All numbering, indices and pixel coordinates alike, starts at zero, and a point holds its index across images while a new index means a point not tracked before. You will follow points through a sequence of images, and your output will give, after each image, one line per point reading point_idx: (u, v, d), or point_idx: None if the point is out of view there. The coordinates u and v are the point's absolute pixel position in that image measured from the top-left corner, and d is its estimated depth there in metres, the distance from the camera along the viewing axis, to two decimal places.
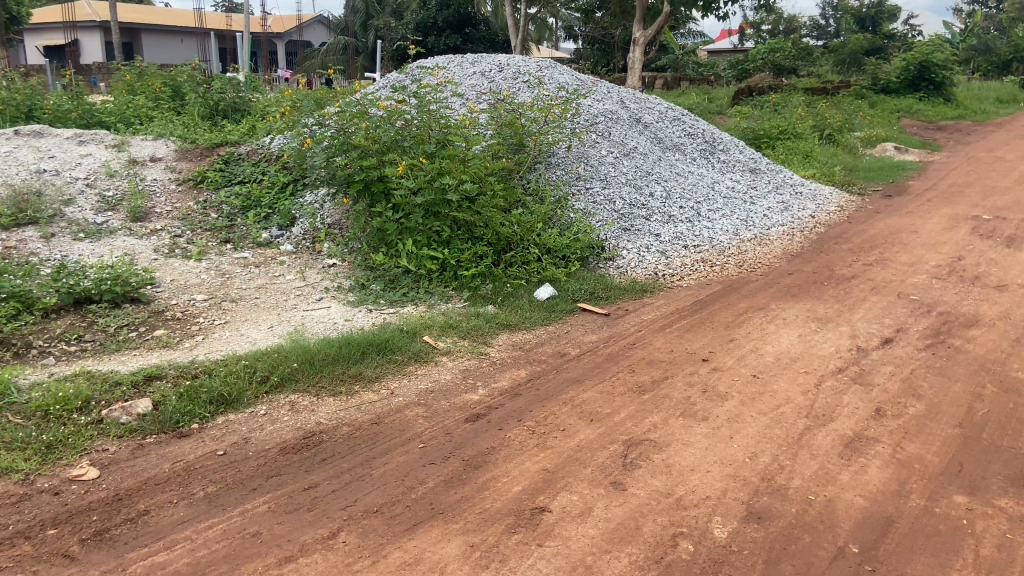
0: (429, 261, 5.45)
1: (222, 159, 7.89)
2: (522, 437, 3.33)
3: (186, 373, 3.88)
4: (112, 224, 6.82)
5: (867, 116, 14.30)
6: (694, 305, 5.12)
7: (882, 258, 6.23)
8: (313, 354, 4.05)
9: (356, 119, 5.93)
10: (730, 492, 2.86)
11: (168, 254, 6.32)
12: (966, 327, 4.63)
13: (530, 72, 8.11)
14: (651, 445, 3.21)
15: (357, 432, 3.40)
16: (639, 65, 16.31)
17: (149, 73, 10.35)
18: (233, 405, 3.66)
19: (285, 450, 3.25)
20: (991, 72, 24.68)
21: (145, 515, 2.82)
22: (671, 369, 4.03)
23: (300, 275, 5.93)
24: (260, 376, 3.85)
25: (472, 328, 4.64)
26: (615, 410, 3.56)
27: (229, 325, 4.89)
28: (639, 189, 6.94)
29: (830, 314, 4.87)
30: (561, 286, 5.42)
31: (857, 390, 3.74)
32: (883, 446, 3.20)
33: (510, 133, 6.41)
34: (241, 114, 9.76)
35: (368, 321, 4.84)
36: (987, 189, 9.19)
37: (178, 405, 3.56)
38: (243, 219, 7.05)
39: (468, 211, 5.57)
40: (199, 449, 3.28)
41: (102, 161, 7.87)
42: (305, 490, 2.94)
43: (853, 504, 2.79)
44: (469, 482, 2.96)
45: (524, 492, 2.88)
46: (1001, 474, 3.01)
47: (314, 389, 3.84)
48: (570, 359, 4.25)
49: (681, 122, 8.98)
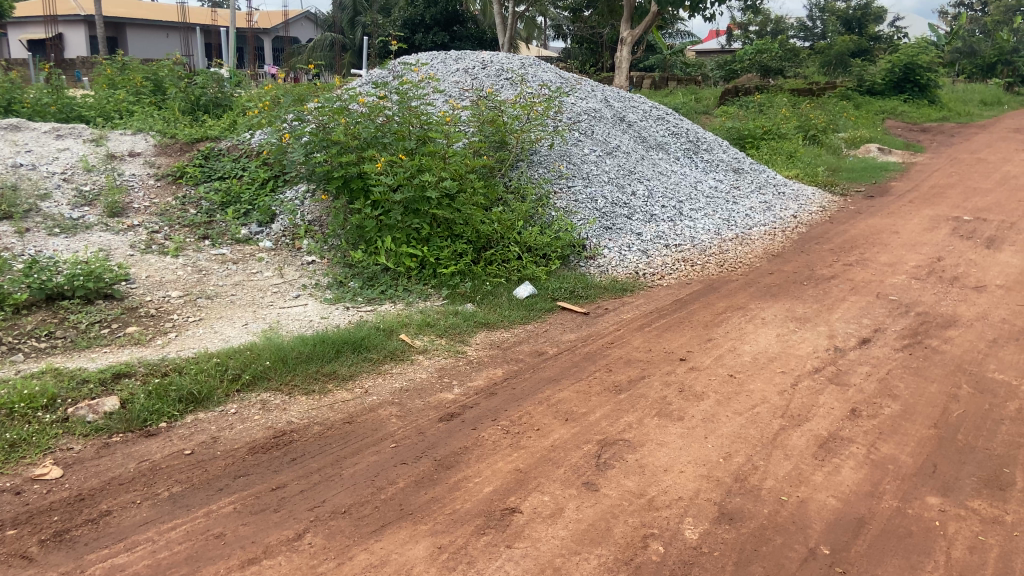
0: (407, 259, 5.39)
1: (201, 155, 7.82)
2: (495, 437, 3.29)
3: (155, 372, 3.80)
4: (89, 219, 6.72)
5: (851, 117, 14.38)
6: (674, 304, 5.10)
7: (862, 258, 6.24)
8: (286, 352, 3.98)
9: (335, 115, 5.87)
10: (702, 492, 2.83)
11: (144, 250, 6.24)
12: (943, 327, 4.64)
13: (513, 69, 8.08)
14: (625, 445, 3.18)
15: (329, 433, 3.35)
16: (625, 65, 16.23)
17: (131, 68, 10.26)
18: (202, 404, 3.60)
19: (254, 449, 3.20)
20: (975, 75, 24.83)
21: (107, 516, 2.76)
22: (648, 369, 4.00)
23: (278, 272, 5.87)
24: (231, 375, 3.78)
25: (449, 327, 4.59)
26: (590, 410, 3.53)
27: (203, 322, 4.81)
28: (622, 188, 6.91)
29: (808, 314, 4.86)
30: (541, 284, 5.37)
31: (833, 391, 3.73)
32: (857, 447, 3.19)
33: (492, 130, 6.37)
34: (223, 110, 9.60)
35: (344, 319, 4.76)
36: (969, 190, 9.25)
37: (146, 404, 3.50)
38: (222, 216, 6.97)
39: (448, 208, 5.51)
40: (167, 449, 3.22)
41: (79, 156, 7.78)
42: (272, 491, 2.88)
43: (826, 505, 2.77)
44: (439, 483, 2.92)
45: (495, 493, 2.84)
46: (974, 476, 3.00)
47: (286, 388, 3.78)
48: (547, 358, 4.22)
49: (665, 121, 8.96)
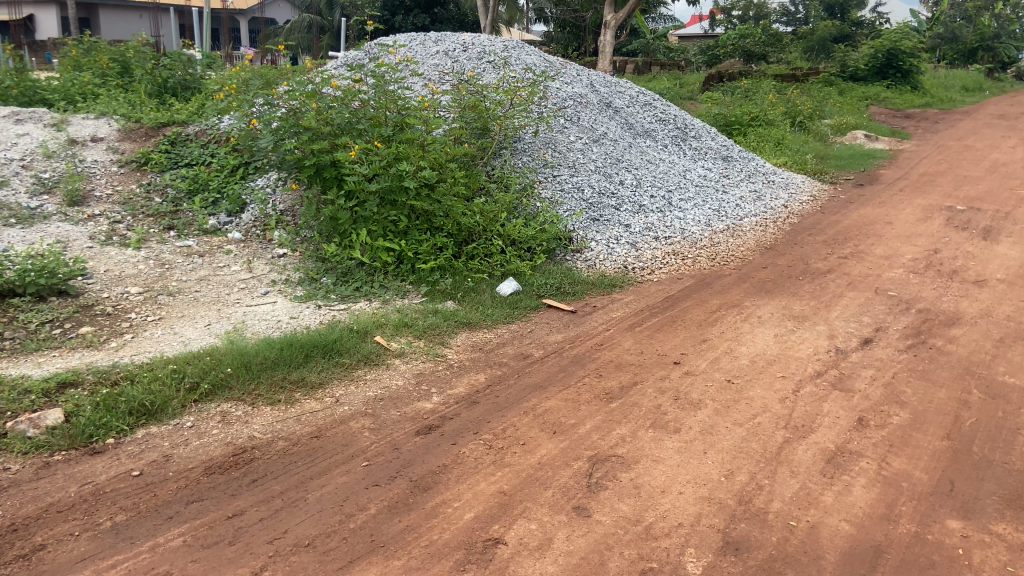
0: (384, 253, 5.07)
1: (167, 140, 7.46)
2: (477, 453, 3.02)
3: (105, 380, 3.48)
4: (47, 209, 6.35)
5: (837, 103, 14.18)
6: (665, 302, 4.83)
7: (857, 250, 6.02)
8: (249, 358, 3.67)
9: (307, 99, 5.50)
10: (704, 518, 2.58)
11: (104, 242, 5.88)
12: (947, 325, 4.42)
13: (495, 52, 7.74)
14: (619, 462, 2.92)
15: (294, 449, 3.07)
16: (609, 48, 15.90)
17: (97, 48, 9.79)
18: (155, 416, 3.30)
19: (211, 470, 2.91)
20: (957, 61, 24.77)
21: (41, 550, 2.46)
22: (641, 374, 3.74)
23: (246, 266, 5.54)
24: (188, 384, 3.48)
25: (429, 327, 4.30)
26: (580, 421, 3.27)
27: (163, 322, 4.49)
28: (609, 176, 6.63)
29: (806, 311, 4.63)
30: (525, 280, 5.09)
31: (837, 398, 3.49)
32: (867, 462, 2.96)
33: (474, 117, 6.04)
34: (192, 93, 9.21)
35: (315, 319, 4.46)
36: (959, 178, 9.07)
37: (92, 417, 3.19)
38: (189, 204, 6.63)
39: (427, 199, 5.20)
40: (114, 469, 2.92)
41: (39, 142, 7.38)
42: (227, 519, 2.59)
43: (839, 531, 2.54)
44: (415, 509, 2.64)
45: (477, 521, 2.57)
46: (995, 495, 2.78)
47: (250, 398, 3.47)
48: (533, 361, 3.95)
49: (652, 107, 8.67)
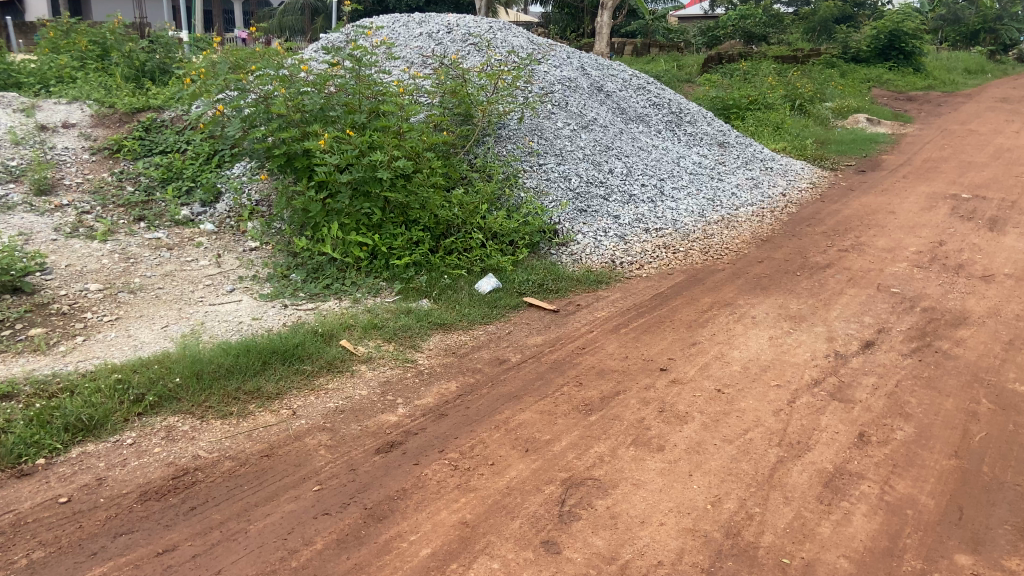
0: (356, 249, 4.78)
1: (141, 127, 7.15)
2: (441, 475, 2.76)
3: (44, 392, 3.21)
4: (11, 198, 6.04)
5: (839, 86, 13.83)
6: (654, 300, 4.55)
7: (858, 243, 5.73)
8: (201, 366, 3.40)
9: (276, 83, 5.17)
10: (687, 555, 2.32)
11: (69, 234, 5.58)
12: (953, 326, 4.15)
13: (481, 33, 7.39)
14: (594, 487, 2.66)
15: (241, 470, 2.80)
16: (607, 29, 15.50)
17: (75, 30, 9.44)
18: (94, 433, 3.02)
19: (147, 496, 2.64)
20: (959, 42, 24.19)
21: None
22: (624, 382, 3.48)
23: (215, 261, 5.26)
24: (133, 396, 3.20)
25: (400, 329, 4.03)
26: (556, 437, 3.00)
27: (119, 323, 4.21)
28: (598, 165, 6.33)
29: (803, 311, 4.35)
30: (506, 276, 4.82)
31: (836, 410, 3.22)
32: (869, 486, 2.69)
33: (455, 102, 5.72)
34: (171, 76, 8.88)
35: (279, 320, 4.18)
36: (964, 164, 8.77)
37: (23, 435, 2.91)
38: (161, 194, 6.32)
39: (402, 190, 4.88)
40: (40, 496, 2.65)
41: (7, 127, 7.06)
42: (157, 557, 2.34)
43: (837, 570, 2.28)
44: (366, 544, 2.38)
45: (433, 559, 2.31)
46: (1007, 524, 2.52)
47: (199, 411, 3.20)
48: (510, 367, 3.67)
49: (646, 90, 8.35)
